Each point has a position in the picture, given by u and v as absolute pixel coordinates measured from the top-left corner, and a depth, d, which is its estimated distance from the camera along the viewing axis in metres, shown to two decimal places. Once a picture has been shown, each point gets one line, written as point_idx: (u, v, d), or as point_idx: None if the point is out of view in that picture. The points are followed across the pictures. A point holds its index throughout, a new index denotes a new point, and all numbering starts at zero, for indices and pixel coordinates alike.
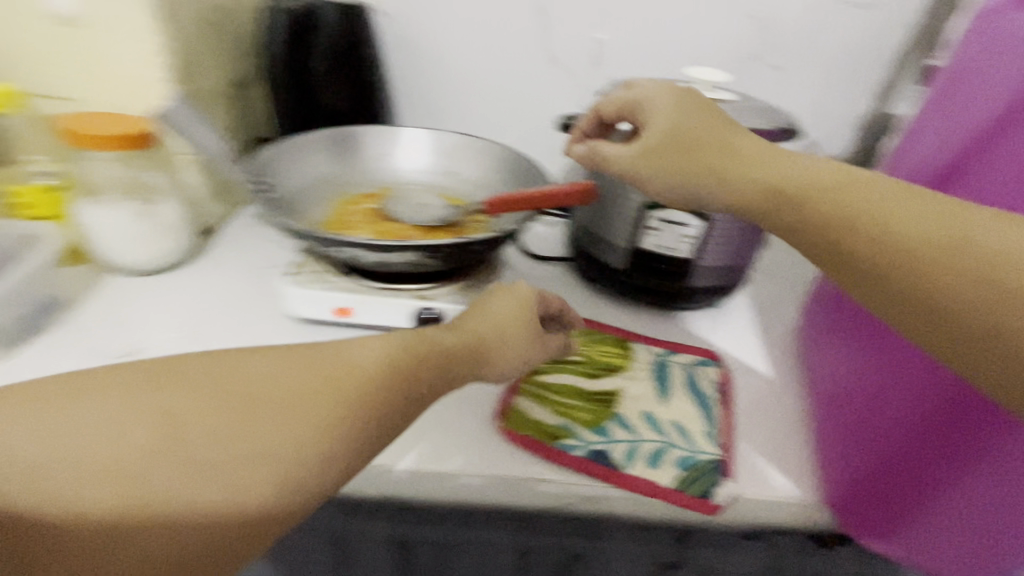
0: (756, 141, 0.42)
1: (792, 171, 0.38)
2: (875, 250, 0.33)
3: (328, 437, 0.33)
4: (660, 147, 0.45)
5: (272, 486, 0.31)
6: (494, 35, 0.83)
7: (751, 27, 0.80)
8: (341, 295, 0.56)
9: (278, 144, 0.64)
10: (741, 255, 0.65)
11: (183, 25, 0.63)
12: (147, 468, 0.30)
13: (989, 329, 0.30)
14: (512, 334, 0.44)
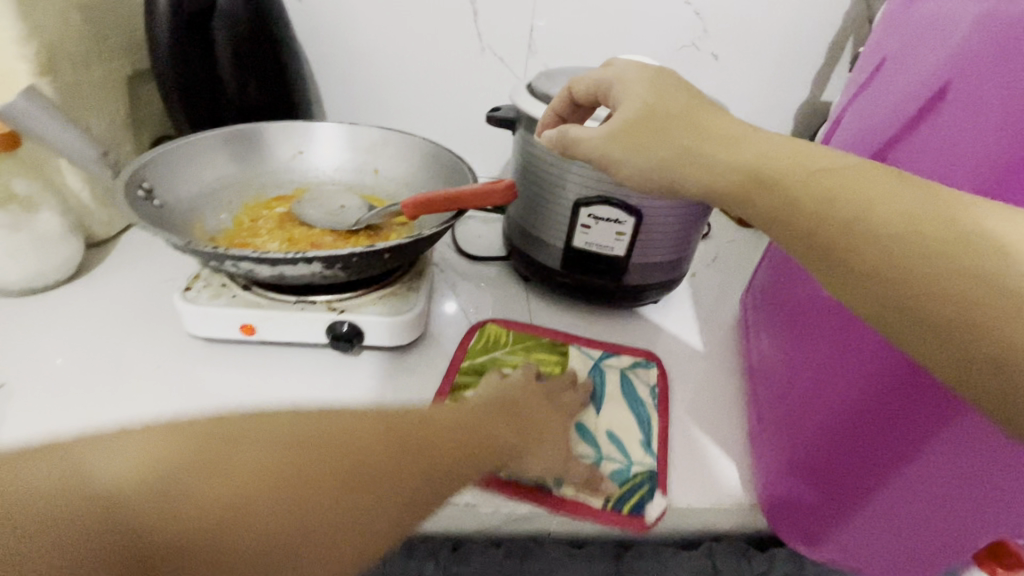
0: (714, 124, 0.36)
1: (761, 149, 0.32)
2: (824, 222, 0.28)
3: (442, 479, 0.33)
4: (631, 128, 0.39)
5: (383, 531, 0.30)
6: (426, 20, 0.81)
7: (686, 14, 0.83)
8: (243, 311, 0.49)
9: (168, 143, 0.52)
10: (680, 247, 0.61)
11: (54, 6, 0.52)
12: (289, 521, 0.27)
13: (949, 318, 0.24)
14: (555, 428, 0.45)
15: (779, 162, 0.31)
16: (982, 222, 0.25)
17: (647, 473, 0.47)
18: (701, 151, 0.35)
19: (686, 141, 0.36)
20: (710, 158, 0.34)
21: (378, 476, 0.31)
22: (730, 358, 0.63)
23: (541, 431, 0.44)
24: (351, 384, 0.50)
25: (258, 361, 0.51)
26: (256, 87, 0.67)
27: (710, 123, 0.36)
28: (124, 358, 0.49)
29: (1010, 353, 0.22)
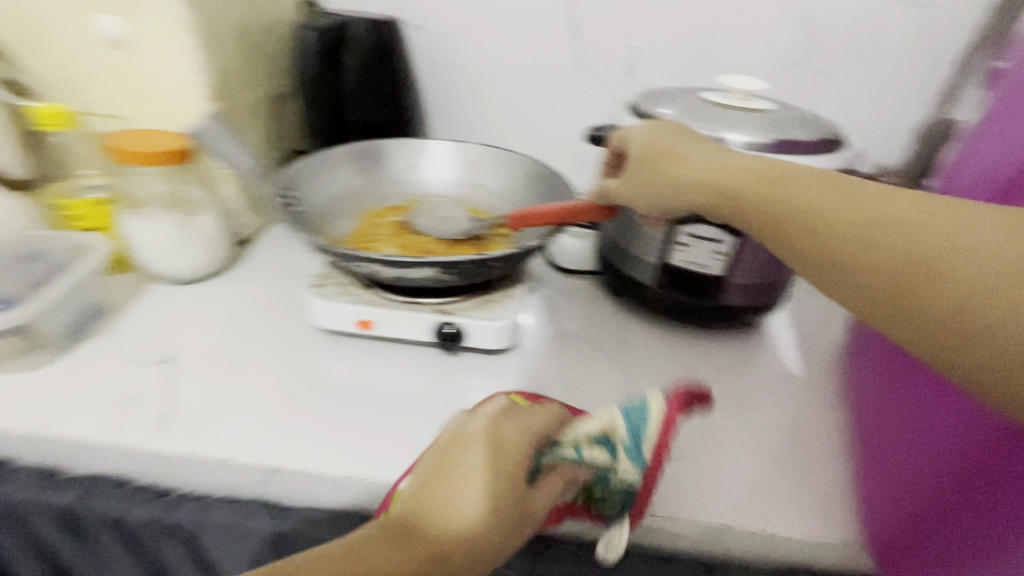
0: (696, 154, 0.45)
1: (733, 169, 0.43)
2: (800, 231, 0.37)
3: None
4: (634, 170, 0.49)
5: None
6: (530, 44, 0.86)
7: (795, 31, 0.81)
8: (364, 308, 0.54)
9: (308, 157, 0.60)
10: (778, 270, 0.59)
11: (225, 40, 0.61)
12: None
13: (911, 304, 0.31)
14: (496, 521, 0.34)
15: (751, 177, 0.41)
16: (938, 229, 0.31)
17: (624, 488, 0.41)
18: (685, 180, 0.45)
19: (670, 168, 0.46)
20: (692, 181, 0.45)
21: None
22: (831, 387, 0.61)
23: (470, 520, 0.34)
24: (455, 383, 0.54)
25: (373, 355, 0.56)
26: (377, 107, 0.75)
27: (683, 154, 0.45)
28: (263, 346, 0.56)
29: (961, 324, 0.29)
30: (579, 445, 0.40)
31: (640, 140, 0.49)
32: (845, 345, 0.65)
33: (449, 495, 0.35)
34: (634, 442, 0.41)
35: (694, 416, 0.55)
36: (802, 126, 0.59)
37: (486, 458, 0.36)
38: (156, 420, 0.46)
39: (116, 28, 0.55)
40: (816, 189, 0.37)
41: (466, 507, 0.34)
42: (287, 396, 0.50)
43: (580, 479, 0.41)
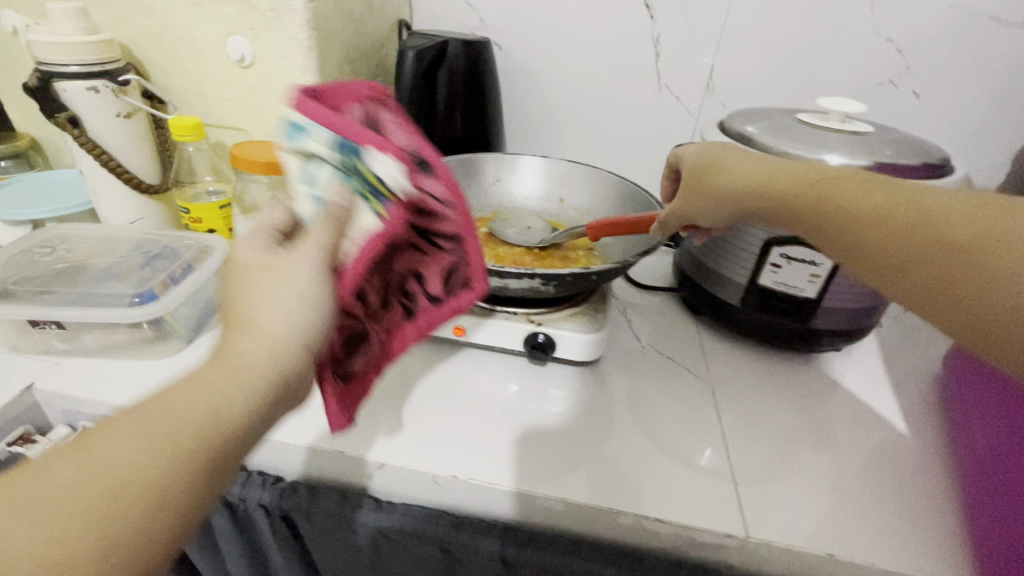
0: (743, 165, 0.46)
1: (773, 171, 0.44)
2: (840, 226, 0.38)
3: (208, 426, 0.30)
4: (687, 186, 0.51)
5: (221, 439, 0.30)
6: (610, 62, 0.89)
7: (887, 51, 0.79)
8: (460, 315, 0.57)
9: None
10: (873, 297, 0.58)
11: (335, 61, 0.65)
12: (153, 516, 0.28)
13: (959, 293, 0.32)
14: (279, 284, 0.34)
15: (802, 177, 0.41)
16: (984, 221, 0.32)
17: (342, 146, 0.36)
18: (737, 189, 0.46)
19: (722, 180, 0.47)
20: (735, 185, 0.46)
21: (167, 421, 0.29)
22: (921, 418, 0.59)
23: (254, 303, 0.34)
24: (543, 391, 0.56)
25: (465, 360, 0.59)
26: (464, 121, 0.79)
27: (734, 165, 0.47)
28: None
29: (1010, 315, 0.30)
30: (313, 185, 0.40)
31: (695, 157, 0.52)
32: (940, 383, 0.63)
33: (238, 304, 0.34)
34: (302, 129, 0.38)
35: (781, 437, 0.55)
36: (905, 150, 0.58)
37: (256, 272, 0.36)
38: None
39: (241, 48, 0.60)
40: (852, 185, 0.38)
41: (262, 309, 0.34)
42: (389, 394, 0.53)
43: (337, 197, 0.38)
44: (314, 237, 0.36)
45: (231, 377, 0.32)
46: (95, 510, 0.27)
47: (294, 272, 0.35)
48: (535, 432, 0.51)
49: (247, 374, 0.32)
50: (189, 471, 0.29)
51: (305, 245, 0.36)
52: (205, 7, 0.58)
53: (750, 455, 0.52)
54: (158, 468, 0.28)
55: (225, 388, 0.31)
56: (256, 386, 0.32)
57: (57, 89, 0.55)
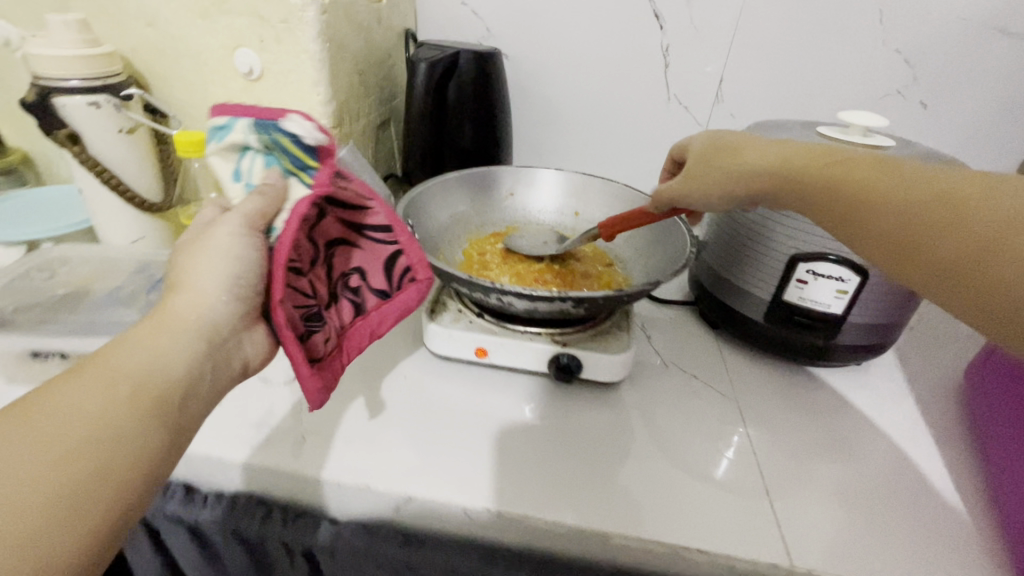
0: (752, 150, 0.46)
1: (787, 154, 0.43)
2: (855, 211, 0.38)
3: (163, 370, 0.34)
4: (693, 173, 0.51)
5: (179, 380, 0.34)
6: (617, 72, 0.88)
7: (895, 62, 0.79)
8: (482, 336, 0.55)
9: (426, 183, 0.62)
10: (898, 311, 0.58)
11: (344, 74, 0.63)
12: (137, 444, 0.31)
13: (975, 277, 0.32)
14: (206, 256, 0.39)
15: (811, 160, 0.41)
16: (1000, 205, 0.32)
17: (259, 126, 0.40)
18: (742, 172, 0.46)
19: (730, 162, 0.47)
20: (748, 168, 0.45)
21: (126, 371, 0.33)
22: (944, 433, 0.59)
23: (186, 276, 0.39)
24: (568, 412, 0.55)
25: (488, 382, 0.57)
26: (472, 133, 0.77)
27: (745, 148, 0.46)
28: (380, 366, 0.58)
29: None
30: (239, 174, 0.41)
31: (702, 145, 0.52)
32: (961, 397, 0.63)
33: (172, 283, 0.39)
34: (220, 129, 0.40)
35: (809, 456, 0.54)
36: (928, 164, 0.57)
37: (192, 252, 0.40)
38: (293, 440, 0.48)
39: (246, 60, 0.58)
40: (864, 169, 0.38)
41: (190, 279, 0.39)
42: (410, 420, 0.51)
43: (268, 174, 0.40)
44: (236, 210, 0.39)
45: (167, 338, 0.35)
46: (66, 449, 0.28)
47: (218, 241, 0.38)
48: (566, 457, 0.49)
49: (190, 328, 0.37)
50: (145, 416, 0.32)
51: (227, 215, 0.39)
52: (210, 18, 0.56)
53: (782, 476, 0.51)
54: (111, 416, 0.30)
55: (172, 340, 0.35)
56: (190, 341, 0.36)
57: (56, 105, 0.52)
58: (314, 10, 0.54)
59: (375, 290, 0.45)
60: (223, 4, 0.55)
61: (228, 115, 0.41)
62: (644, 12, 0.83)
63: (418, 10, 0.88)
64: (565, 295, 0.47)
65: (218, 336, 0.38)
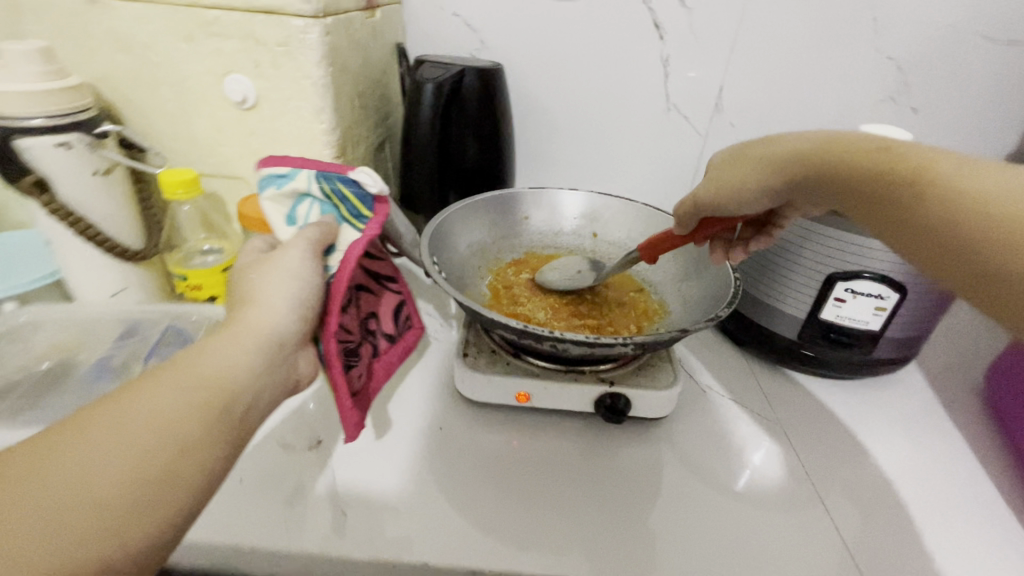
0: (790, 141, 0.42)
1: (832, 142, 0.39)
2: (908, 201, 0.34)
3: (236, 375, 0.34)
4: (719, 171, 0.46)
5: (248, 384, 0.35)
6: (616, 83, 0.86)
7: (889, 68, 0.80)
8: (522, 381, 0.51)
9: (447, 213, 0.57)
10: (928, 323, 0.59)
11: (346, 98, 0.57)
12: (207, 446, 0.31)
13: None
14: (270, 266, 0.41)
15: (860, 148, 0.37)
16: None
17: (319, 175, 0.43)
18: (780, 162, 0.41)
19: (765, 152, 0.43)
20: (783, 161, 0.41)
21: (203, 376, 0.33)
22: (976, 439, 0.60)
23: (254, 285, 0.40)
24: (614, 455, 0.53)
25: (528, 430, 0.55)
26: (476, 152, 0.72)
27: (784, 138, 0.42)
28: (411, 418, 0.54)
29: None
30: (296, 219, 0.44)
31: (728, 150, 0.48)
32: (982, 401, 0.64)
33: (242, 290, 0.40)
34: (278, 178, 0.44)
35: (858, 479, 0.53)
36: None
37: (256, 270, 0.41)
38: (332, 517, 0.43)
39: (238, 88, 0.51)
40: (921, 157, 0.34)
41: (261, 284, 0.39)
42: (458, 486, 0.48)
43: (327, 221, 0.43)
44: (299, 241, 0.42)
45: (240, 346, 0.36)
46: (141, 449, 0.28)
47: (282, 262, 0.40)
48: (624, 510, 0.47)
49: (262, 332, 0.37)
50: (216, 434, 0.31)
51: (293, 240, 0.42)
52: (196, 42, 0.50)
53: (840, 505, 0.50)
54: (187, 430, 0.30)
55: (246, 345, 0.36)
56: (260, 354, 0.36)
57: (18, 149, 0.45)
58: (318, 31, 0.48)
59: (384, 334, 0.50)
60: (210, 26, 0.49)
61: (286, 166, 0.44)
62: (644, 22, 0.81)
63: (407, 20, 0.83)
64: (627, 339, 0.45)
65: (287, 341, 0.38)
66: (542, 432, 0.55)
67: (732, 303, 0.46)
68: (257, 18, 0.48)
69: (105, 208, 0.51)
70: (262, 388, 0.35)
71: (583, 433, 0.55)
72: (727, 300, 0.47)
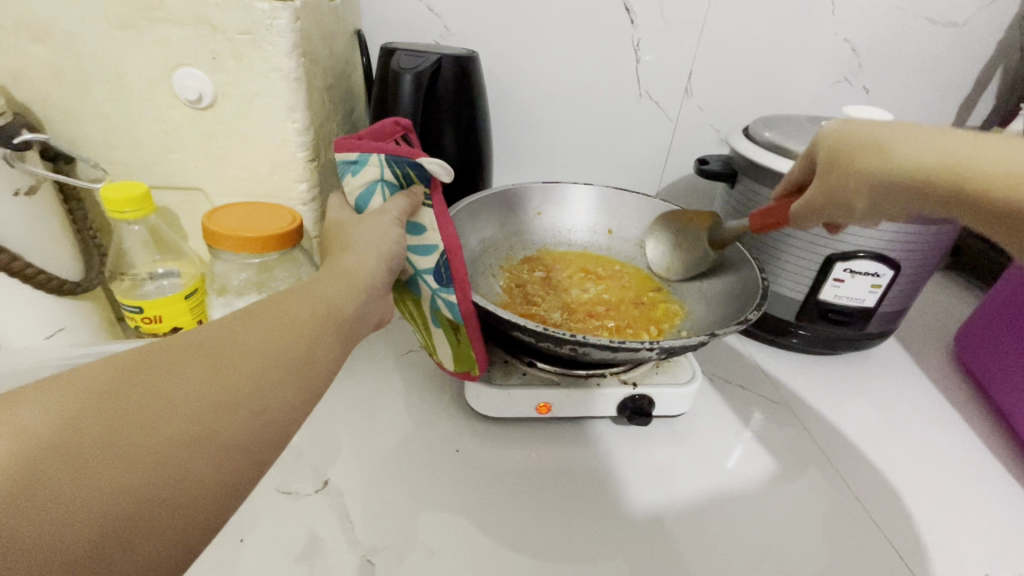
0: (911, 150, 0.36)
1: (951, 156, 0.34)
2: None
3: (322, 309, 0.30)
4: (824, 177, 0.42)
5: (331, 322, 0.30)
6: (586, 69, 0.83)
7: (845, 51, 0.83)
8: (542, 391, 0.48)
9: (457, 207, 0.53)
10: (911, 297, 0.61)
11: (316, 92, 0.51)
12: (279, 381, 0.26)
13: None
14: (361, 223, 0.38)
15: (1001, 175, 0.31)
16: None
17: (395, 161, 0.40)
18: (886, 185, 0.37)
19: (869, 168, 0.38)
20: (884, 177, 0.37)
21: (292, 308, 0.29)
22: (955, 401, 0.64)
23: (345, 237, 0.37)
24: (641, 458, 0.51)
25: (549, 439, 0.52)
26: (455, 147, 0.67)
27: (898, 146, 0.36)
28: (423, 442, 0.50)
29: None
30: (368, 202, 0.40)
31: (837, 139, 0.41)
32: (952, 366, 0.69)
33: (339, 237, 0.37)
34: (352, 162, 0.40)
35: (868, 453, 0.55)
36: None
37: (343, 224, 0.38)
38: (358, 567, 0.39)
39: (190, 84, 0.44)
40: None
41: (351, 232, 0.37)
42: (489, 508, 0.45)
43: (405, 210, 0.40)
44: (388, 212, 0.39)
45: (331, 281, 0.33)
46: (212, 370, 0.25)
47: (381, 223, 0.38)
48: (663, 523, 0.46)
49: (353, 271, 0.34)
50: (291, 369, 0.27)
51: (375, 215, 0.38)
52: (135, 29, 0.42)
53: (851, 480, 0.52)
54: (264, 357, 0.26)
55: (334, 283, 0.33)
56: (348, 292, 0.32)
57: None
58: (289, 16, 0.42)
59: None
60: (153, 10, 0.41)
61: (356, 150, 0.40)
62: (614, 6, 0.79)
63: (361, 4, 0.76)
64: (653, 344, 0.42)
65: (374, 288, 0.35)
66: (562, 441, 0.52)
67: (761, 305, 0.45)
68: (213, 1, 0.41)
69: (32, 233, 0.42)
70: (346, 327, 0.31)
71: (604, 437, 0.53)
72: (755, 301, 0.46)
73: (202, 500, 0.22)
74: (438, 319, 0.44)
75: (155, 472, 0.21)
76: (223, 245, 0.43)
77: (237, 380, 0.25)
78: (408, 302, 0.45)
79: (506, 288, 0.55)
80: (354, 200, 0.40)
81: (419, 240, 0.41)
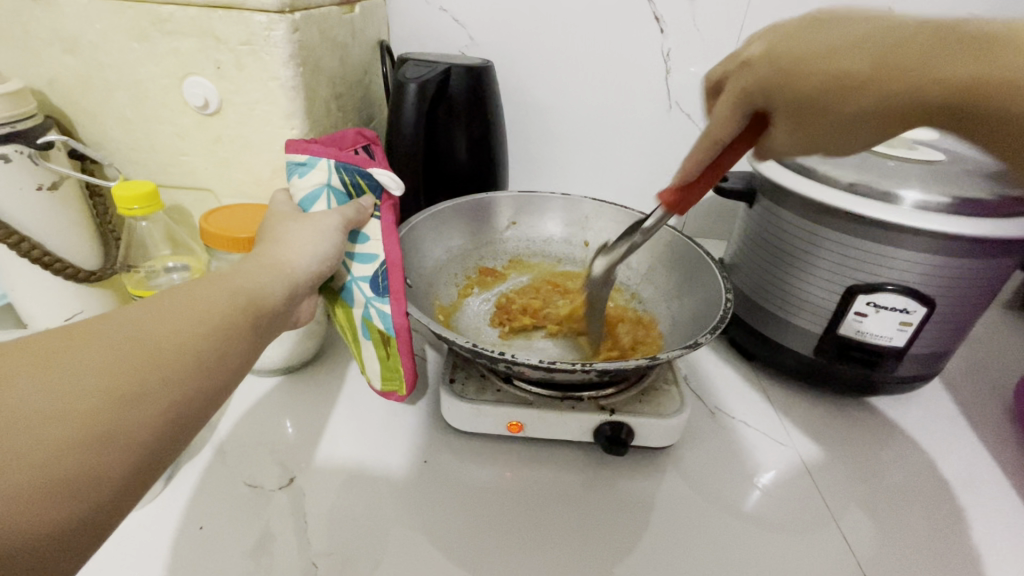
0: (870, 46, 0.30)
1: (891, 42, 0.29)
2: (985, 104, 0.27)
3: (239, 299, 0.33)
4: (790, 115, 0.34)
5: (245, 312, 0.33)
6: (615, 79, 0.81)
7: None
8: (513, 410, 0.47)
9: (421, 215, 0.55)
10: (952, 340, 0.54)
11: (322, 100, 0.52)
12: (194, 368, 0.29)
13: None
14: (302, 221, 0.41)
15: (941, 57, 0.27)
16: None
17: (339, 165, 0.43)
18: (841, 89, 0.30)
19: (817, 82, 0.31)
20: (830, 80, 0.31)
21: (211, 298, 0.32)
22: (1007, 461, 0.55)
23: (277, 234, 0.40)
24: (617, 488, 0.49)
25: (522, 460, 0.51)
26: (466, 157, 0.67)
27: (833, 46, 0.31)
28: (393, 448, 0.50)
29: None
30: (314, 201, 0.43)
31: (765, 57, 0.33)
32: (1009, 420, 0.60)
33: (274, 232, 0.40)
34: (301, 163, 0.43)
35: (884, 509, 0.49)
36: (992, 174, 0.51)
37: (293, 219, 0.41)
38: (303, 566, 0.39)
39: (196, 91, 0.47)
40: (983, 49, 0.27)
41: (284, 232, 0.40)
42: (445, 522, 0.44)
43: (358, 215, 0.43)
44: (335, 212, 0.42)
45: (256, 277, 0.36)
46: (128, 355, 0.27)
47: (325, 223, 0.41)
48: (624, 558, 0.43)
49: (274, 266, 0.37)
50: (206, 356, 0.30)
51: (323, 217, 0.41)
52: (151, 41, 0.45)
53: (860, 538, 0.46)
54: (179, 344, 0.29)
55: (257, 277, 0.36)
56: (269, 289, 0.36)
57: None
58: (285, 28, 0.44)
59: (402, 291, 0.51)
60: (165, 23, 0.44)
61: (307, 153, 0.44)
62: (643, 14, 0.76)
63: (392, 18, 0.78)
64: (587, 366, 0.41)
65: (292, 284, 0.38)
66: (537, 462, 0.51)
67: (717, 330, 0.43)
68: (217, 14, 0.43)
69: (53, 226, 0.46)
70: (262, 319, 0.34)
71: (582, 463, 0.51)
72: (714, 323, 0.45)
73: (113, 483, 0.25)
74: (369, 330, 0.45)
75: (70, 449, 0.24)
76: (214, 245, 0.46)
77: (149, 376, 0.27)
78: (339, 304, 0.46)
79: (462, 299, 0.58)
80: (299, 195, 0.44)
81: (363, 247, 0.44)
